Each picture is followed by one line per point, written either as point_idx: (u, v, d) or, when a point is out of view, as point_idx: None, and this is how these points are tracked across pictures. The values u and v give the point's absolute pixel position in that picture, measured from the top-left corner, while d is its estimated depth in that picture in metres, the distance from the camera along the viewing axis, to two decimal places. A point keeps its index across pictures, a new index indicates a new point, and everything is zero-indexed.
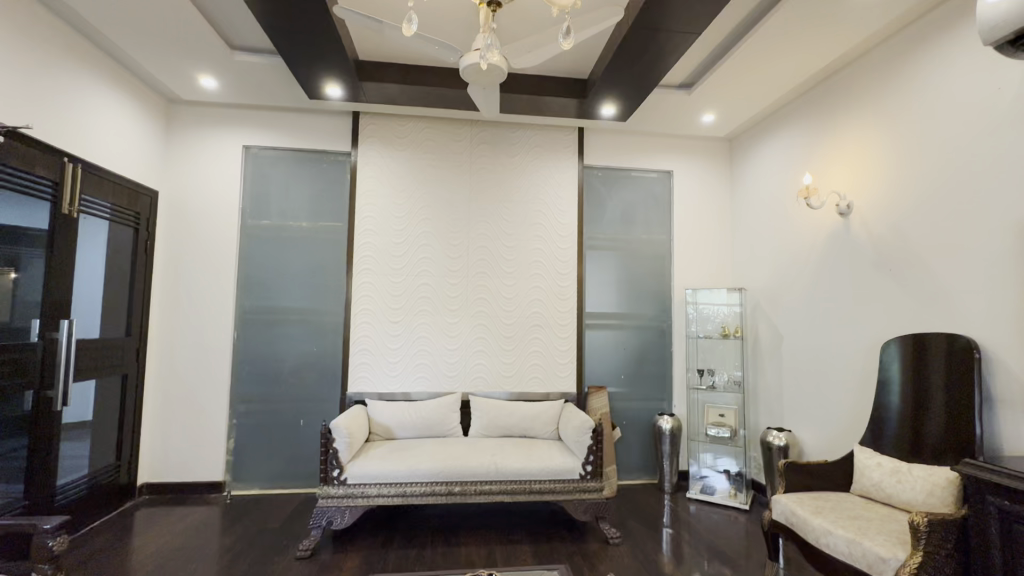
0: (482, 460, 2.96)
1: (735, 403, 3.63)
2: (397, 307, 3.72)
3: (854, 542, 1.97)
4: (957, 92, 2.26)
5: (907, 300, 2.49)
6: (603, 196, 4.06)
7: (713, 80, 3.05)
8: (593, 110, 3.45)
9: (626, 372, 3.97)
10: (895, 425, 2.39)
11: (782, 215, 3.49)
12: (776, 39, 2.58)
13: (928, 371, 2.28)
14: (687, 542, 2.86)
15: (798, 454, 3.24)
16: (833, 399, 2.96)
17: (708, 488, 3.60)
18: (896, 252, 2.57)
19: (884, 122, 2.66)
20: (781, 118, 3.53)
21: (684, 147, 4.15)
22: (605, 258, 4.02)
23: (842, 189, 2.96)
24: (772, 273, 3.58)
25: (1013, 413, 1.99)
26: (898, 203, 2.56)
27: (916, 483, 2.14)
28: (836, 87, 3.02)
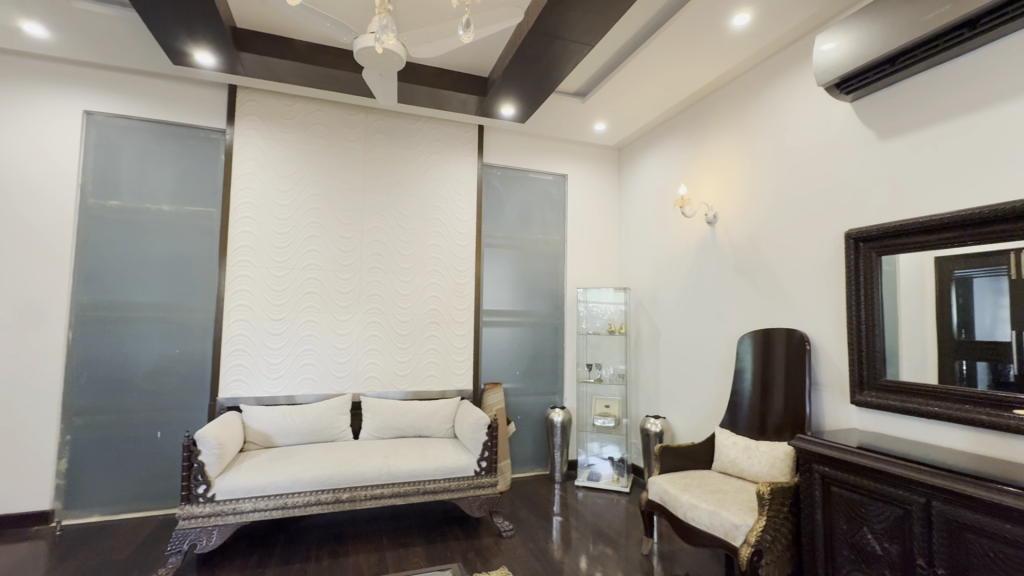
0: (373, 464, 2.83)
1: (619, 394, 3.92)
2: (280, 302, 3.41)
3: (714, 513, 2.23)
4: (798, 122, 2.67)
5: (758, 299, 2.88)
6: (501, 194, 4.12)
7: (604, 91, 3.25)
8: (493, 108, 3.48)
9: (521, 367, 4.07)
10: (747, 408, 2.75)
11: (661, 221, 3.82)
12: (658, 59, 2.82)
13: (772, 360, 2.66)
14: (575, 528, 3.02)
15: (671, 438, 3.58)
16: (700, 387, 3.33)
17: (594, 475, 3.85)
18: (751, 258, 2.95)
19: (744, 143, 3.05)
20: (661, 133, 3.86)
21: (577, 152, 4.37)
22: (503, 256, 4.08)
23: (710, 200, 3.33)
24: (653, 274, 3.91)
25: (833, 395, 2.40)
26: (753, 215, 2.95)
27: (762, 457, 2.48)
28: (706, 109, 3.39)
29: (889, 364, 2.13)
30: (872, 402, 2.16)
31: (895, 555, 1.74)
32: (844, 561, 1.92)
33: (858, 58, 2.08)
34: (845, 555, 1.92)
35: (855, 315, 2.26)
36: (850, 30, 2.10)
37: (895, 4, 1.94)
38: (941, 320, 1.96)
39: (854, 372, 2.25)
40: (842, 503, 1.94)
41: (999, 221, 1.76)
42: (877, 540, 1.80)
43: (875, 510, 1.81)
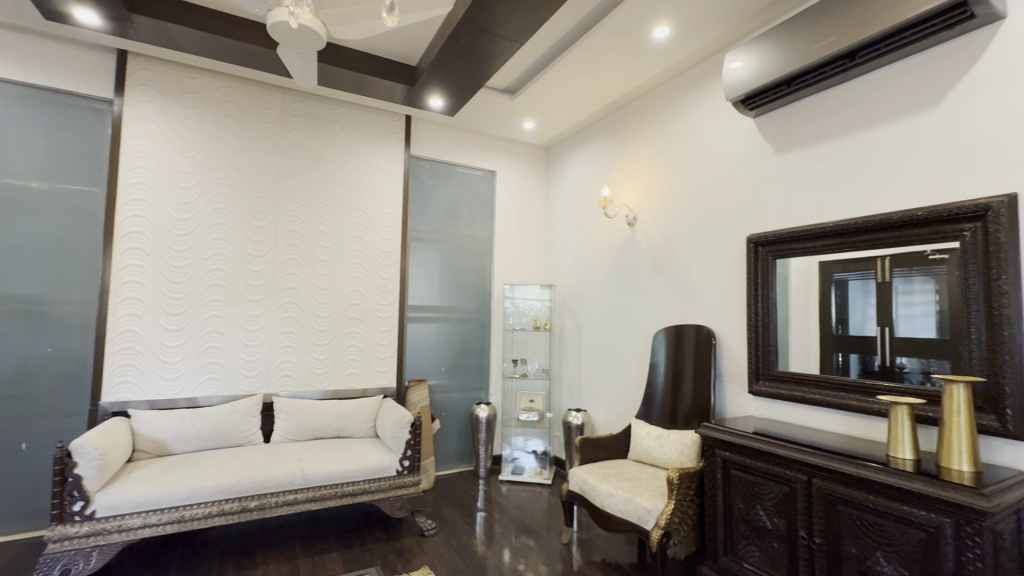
0: (286, 468, 2.66)
1: (543, 388, 4.00)
2: (179, 295, 3.09)
3: (629, 500, 2.35)
4: (709, 133, 2.87)
5: (671, 297, 3.07)
6: (428, 187, 4.03)
7: (533, 90, 3.28)
8: (421, 99, 3.39)
9: (447, 364, 4.02)
10: (660, 399, 2.92)
11: (585, 221, 3.95)
12: (585, 64, 2.90)
13: (683, 354, 2.85)
14: (498, 522, 3.04)
15: (591, 430, 3.72)
16: (618, 380, 3.48)
17: (518, 469, 3.91)
18: (666, 258, 3.14)
19: (662, 149, 3.22)
20: (587, 135, 3.98)
21: (506, 149, 4.38)
22: (430, 250, 4.00)
23: (631, 202, 3.49)
24: (577, 272, 4.03)
25: (734, 386, 2.62)
26: (669, 218, 3.13)
27: (673, 445, 2.66)
28: (628, 115, 3.54)
29: (781, 357, 2.36)
30: (766, 391, 2.39)
31: (782, 527, 1.95)
32: (741, 536, 2.11)
33: (761, 78, 2.28)
34: (741, 530, 2.11)
35: (753, 312, 2.47)
36: (754, 52, 2.31)
37: (793, 32, 2.15)
38: (822, 317, 2.20)
39: (752, 364, 2.47)
40: (739, 484, 2.12)
41: (871, 230, 2.01)
42: (768, 515, 2.00)
43: (766, 488, 2.01)
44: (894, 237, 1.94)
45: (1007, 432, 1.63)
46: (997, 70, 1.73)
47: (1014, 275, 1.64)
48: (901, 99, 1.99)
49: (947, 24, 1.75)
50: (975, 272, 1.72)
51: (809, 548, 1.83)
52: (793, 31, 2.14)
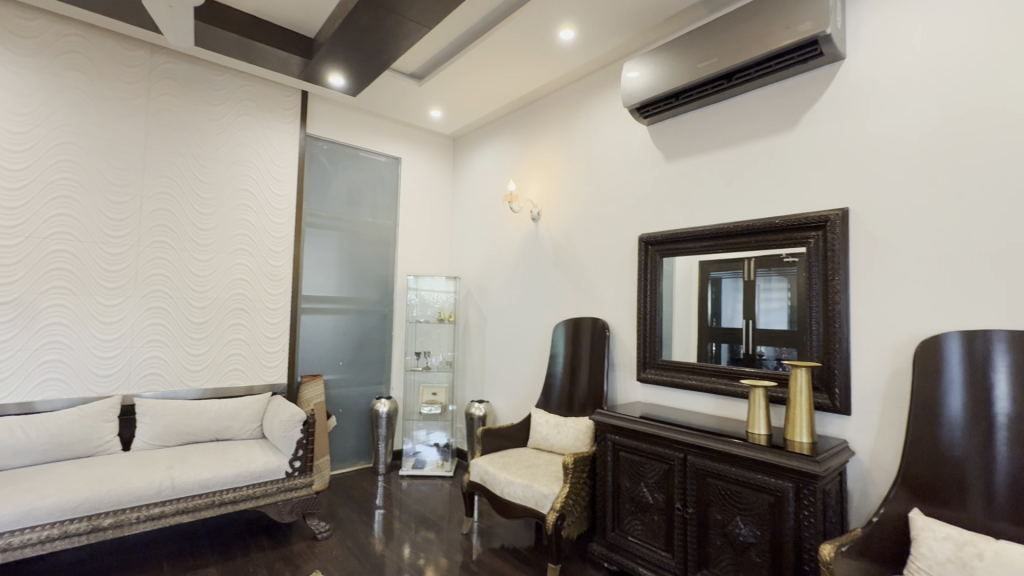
0: (151, 478, 2.35)
1: (446, 380, 3.98)
2: (5, 281, 2.57)
3: (527, 487, 2.43)
4: (607, 137, 3.03)
5: (571, 291, 3.21)
6: (326, 170, 3.78)
7: (441, 78, 3.21)
8: (319, 75, 3.16)
9: (345, 357, 3.83)
10: (558, 389, 3.05)
11: (492, 214, 3.98)
12: (493, 57, 2.91)
13: (580, 345, 3.00)
14: (397, 518, 2.97)
15: (493, 421, 3.78)
16: (520, 370, 3.57)
17: (419, 462, 3.85)
18: (566, 253, 3.27)
19: (565, 148, 3.34)
20: (495, 129, 4.00)
21: (412, 136, 4.25)
22: (327, 237, 3.76)
23: (535, 198, 3.58)
24: (482, 264, 4.06)
25: (624, 374, 2.82)
26: (570, 215, 3.26)
27: (569, 432, 2.80)
28: (534, 112, 3.62)
29: (665, 347, 2.59)
30: (652, 378, 2.60)
31: (661, 501, 2.14)
32: (626, 512, 2.28)
33: (654, 89, 2.46)
34: (626, 506, 2.29)
35: (643, 305, 2.67)
36: (649, 65, 2.48)
37: (681, 50, 2.34)
38: (700, 311, 2.44)
39: (640, 354, 2.68)
40: (627, 464, 2.29)
41: (741, 234, 2.28)
42: (650, 491, 2.19)
43: (650, 467, 2.19)
44: (758, 241, 2.22)
45: (835, 407, 1.95)
46: (836, 103, 2.05)
47: (844, 277, 1.97)
48: (766, 120, 2.27)
49: (803, 58, 2.03)
50: (816, 273, 2.03)
51: (683, 518, 2.04)
52: (683, 48, 2.34)
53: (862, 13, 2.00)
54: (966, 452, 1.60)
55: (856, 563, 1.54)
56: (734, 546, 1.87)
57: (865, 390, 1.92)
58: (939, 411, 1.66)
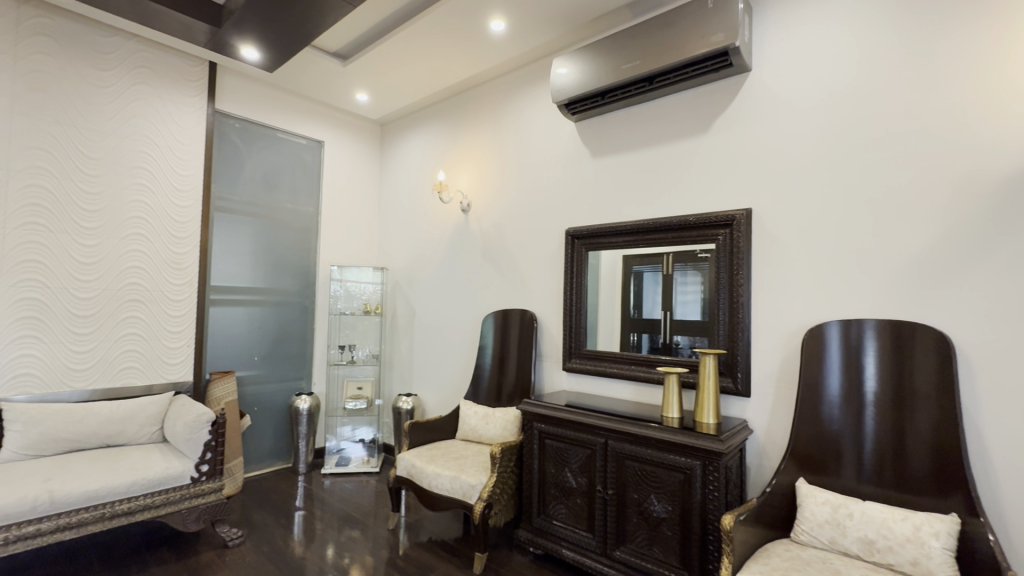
0: (25, 492, 2.06)
1: (372, 374, 3.86)
2: None
3: (455, 478, 2.42)
4: (537, 131, 3.07)
5: (500, 283, 3.23)
6: (238, 150, 3.49)
7: (367, 60, 3.08)
8: (229, 45, 2.89)
9: (260, 352, 3.58)
10: (487, 380, 3.07)
11: (421, 204, 3.89)
12: (423, 43, 2.83)
13: (508, 336, 3.03)
14: (319, 518, 2.85)
15: (421, 414, 3.72)
16: (449, 362, 3.55)
17: (344, 460, 3.71)
18: (495, 245, 3.28)
19: (495, 140, 3.34)
20: (424, 116, 3.91)
21: (335, 119, 4.04)
22: (240, 224, 3.49)
23: (465, 189, 3.55)
24: (410, 255, 3.96)
25: (551, 364, 2.90)
26: (499, 207, 3.27)
27: (497, 422, 2.83)
28: (464, 101, 3.58)
29: (589, 337, 2.69)
30: (577, 367, 2.70)
31: (584, 485, 2.23)
32: (551, 497, 2.35)
33: (581, 87, 2.52)
34: (551, 492, 2.36)
35: (569, 297, 2.75)
36: (577, 62, 2.54)
37: (607, 51, 2.43)
38: (621, 303, 2.56)
39: (566, 344, 2.76)
40: (552, 451, 2.36)
41: (659, 230, 2.41)
42: (573, 476, 2.27)
43: (573, 453, 2.27)
44: (674, 237, 2.36)
45: (737, 390, 2.14)
46: (742, 111, 2.22)
47: (747, 271, 2.15)
48: (682, 124, 2.41)
49: (716, 67, 2.18)
50: (724, 267, 2.20)
51: (604, 500, 2.15)
52: (609, 49, 2.42)
53: (765, 30, 2.18)
54: (842, 426, 1.82)
55: (753, 530, 1.71)
56: (649, 523, 2.00)
57: (762, 374, 2.12)
58: (821, 392, 1.88)
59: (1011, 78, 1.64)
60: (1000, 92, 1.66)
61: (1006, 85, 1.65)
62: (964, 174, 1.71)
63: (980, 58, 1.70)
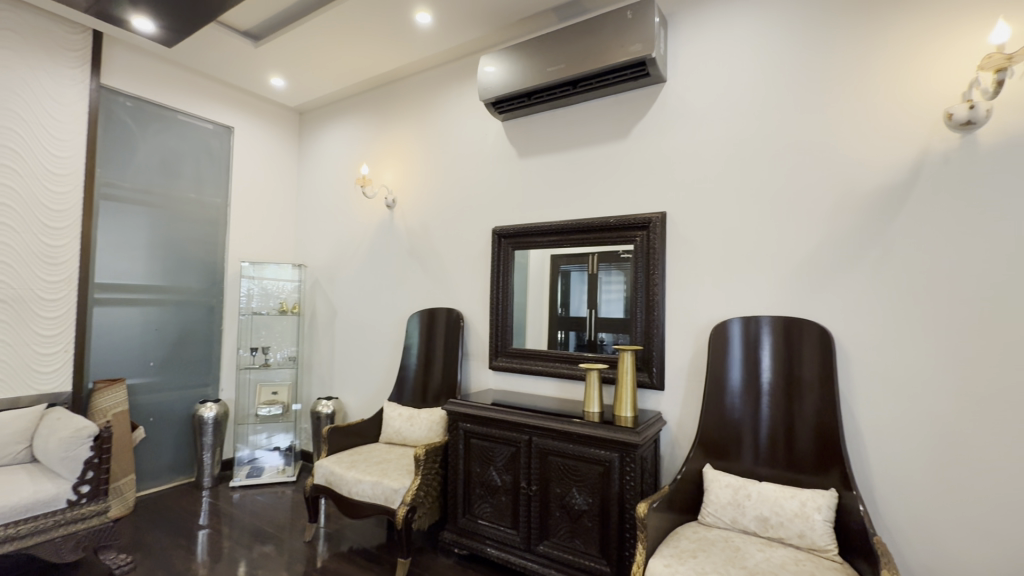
0: None
1: (289, 378, 3.63)
2: None
3: (377, 483, 2.34)
4: (464, 128, 3.04)
5: (426, 281, 3.16)
6: (130, 132, 3.12)
7: (281, 43, 2.88)
8: (117, 13, 2.57)
9: (157, 357, 3.24)
10: (412, 380, 3.00)
11: (343, 198, 3.72)
12: (344, 30, 2.70)
13: (434, 336, 2.98)
14: (227, 535, 2.63)
15: (343, 418, 3.56)
16: (373, 363, 3.42)
17: (256, 470, 3.46)
18: (421, 243, 3.21)
19: (421, 135, 3.27)
20: (346, 107, 3.74)
21: (247, 104, 3.75)
22: (132, 214, 3.13)
23: (390, 183, 3.44)
24: (331, 252, 3.77)
25: (477, 363, 2.89)
26: (425, 203, 3.20)
27: (422, 423, 2.77)
28: (390, 94, 3.46)
29: (515, 335, 2.71)
30: (503, 365, 2.71)
31: (509, 482, 2.25)
32: (476, 496, 2.34)
33: (508, 86, 2.53)
34: (476, 491, 2.35)
35: (496, 295, 2.76)
36: (504, 61, 2.55)
37: (533, 52, 2.45)
38: (546, 302, 2.61)
39: (492, 342, 2.76)
40: (477, 451, 2.35)
41: (582, 231, 2.49)
42: (498, 474, 2.28)
43: (498, 451, 2.28)
44: (596, 238, 2.44)
45: (652, 383, 2.26)
46: (658, 120, 2.34)
47: (662, 271, 2.28)
48: (603, 128, 2.50)
49: (634, 76, 2.28)
50: (641, 268, 2.32)
51: (528, 496, 2.18)
52: (535, 50, 2.45)
53: (679, 44, 2.31)
54: (742, 414, 1.98)
55: (666, 515, 1.80)
56: (570, 516, 2.06)
57: (674, 368, 2.25)
58: (724, 383, 2.03)
59: (879, 104, 1.87)
60: (870, 114, 1.88)
61: (875, 109, 1.88)
62: (842, 185, 1.92)
63: (855, 84, 1.92)
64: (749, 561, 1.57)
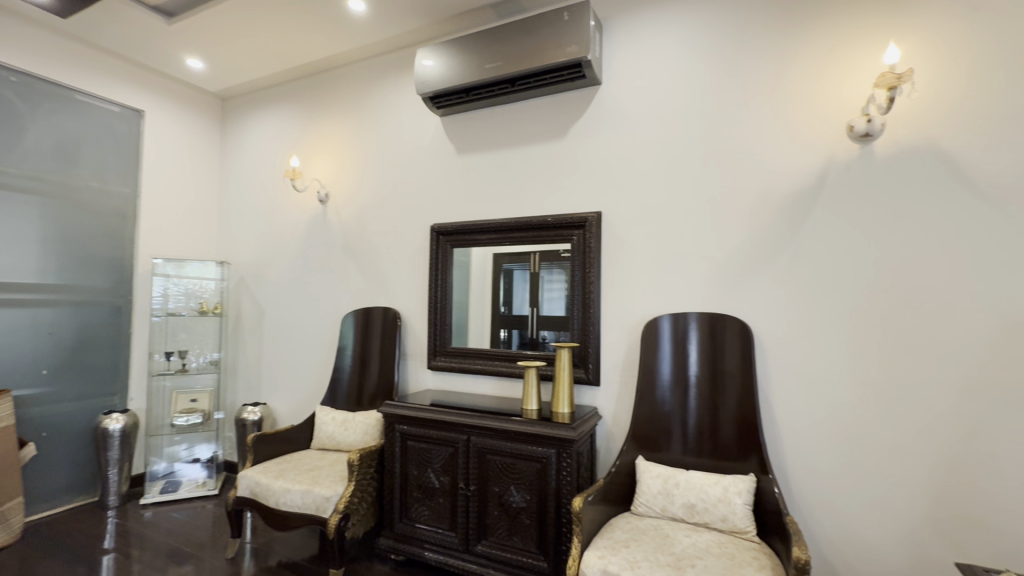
0: None
1: (211, 384, 3.36)
2: None
3: (307, 492, 2.22)
4: (401, 122, 2.96)
5: (361, 279, 3.05)
6: (17, 111, 2.76)
7: (199, 21, 2.66)
8: None
9: (52, 364, 2.90)
10: (346, 383, 2.88)
11: (271, 191, 3.50)
12: (270, 11, 2.53)
13: (370, 336, 2.88)
14: (136, 558, 2.40)
15: (272, 424, 3.35)
16: (305, 366, 3.25)
17: (172, 485, 3.19)
18: (356, 239, 3.09)
19: (356, 127, 3.14)
20: (274, 94, 3.52)
21: (160, 86, 3.44)
22: (20, 203, 2.77)
23: (322, 177, 3.28)
24: (257, 248, 3.55)
25: (415, 363, 2.82)
26: (360, 199, 3.09)
27: (357, 427, 2.66)
28: (322, 83, 3.30)
29: (454, 334, 2.67)
30: (442, 364, 2.67)
31: (446, 483, 2.21)
32: (413, 500, 2.29)
33: (446, 81, 2.49)
34: (413, 495, 2.29)
35: (434, 294, 2.71)
36: (442, 55, 2.50)
37: (471, 48, 2.43)
38: (486, 300, 2.59)
39: (431, 342, 2.71)
40: (414, 453, 2.29)
41: (521, 229, 2.49)
42: (436, 476, 2.23)
43: (436, 452, 2.24)
44: (534, 236, 2.46)
45: (588, 379, 2.30)
46: (595, 121, 2.40)
47: (597, 269, 2.33)
48: (541, 128, 2.52)
49: (571, 77, 2.32)
50: (578, 266, 2.36)
51: (466, 496, 2.15)
52: (473, 46, 2.42)
53: (614, 48, 2.37)
54: (672, 407, 2.06)
55: (600, 508, 1.84)
56: (508, 514, 2.05)
57: (609, 364, 2.31)
58: (655, 377, 2.11)
59: (792, 114, 2.01)
60: (784, 124, 2.02)
61: (788, 119, 2.02)
62: (761, 190, 2.05)
63: (772, 95, 2.05)
64: (677, 546, 1.64)
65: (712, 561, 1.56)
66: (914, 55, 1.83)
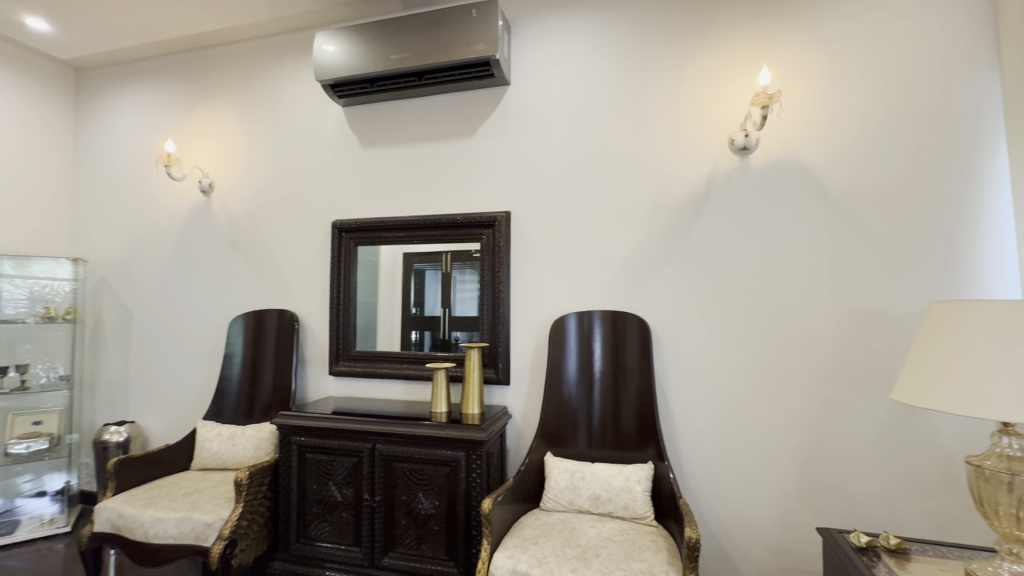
0: None
1: (61, 403, 2.86)
2: None
3: (184, 520, 1.96)
4: (297, 110, 2.74)
5: (252, 279, 2.77)
6: None
7: None
8: None
9: None
10: (234, 394, 2.61)
11: (140, 179, 3.06)
12: None
13: (263, 341, 2.63)
14: None
15: (142, 445, 2.94)
16: (184, 377, 2.89)
17: (8, 526, 2.65)
18: (246, 235, 2.80)
19: (245, 112, 2.85)
20: (145, 69, 3.09)
21: None
22: None
23: (204, 165, 2.94)
24: (123, 244, 3.09)
25: (315, 369, 2.63)
26: (250, 191, 2.81)
27: (247, 442, 2.41)
28: (204, 60, 2.95)
29: (359, 337, 2.53)
30: (345, 369, 2.51)
31: (350, 496, 2.08)
32: (312, 516, 2.12)
33: (348, 69, 2.35)
34: (312, 511, 2.12)
35: (336, 294, 2.54)
36: (343, 41, 2.36)
37: (375, 37, 2.32)
38: (393, 301, 2.49)
39: (333, 346, 2.54)
40: (314, 466, 2.13)
41: (430, 227, 2.42)
42: (338, 489, 2.09)
43: (338, 464, 2.09)
44: (443, 234, 2.41)
45: (498, 378, 2.30)
46: (503, 121, 2.40)
47: (507, 269, 2.34)
48: (450, 124, 2.47)
49: (479, 75, 2.30)
50: (487, 266, 2.35)
51: (371, 507, 2.04)
52: (377, 35, 2.31)
53: (522, 49, 2.40)
54: (578, 402, 2.13)
55: (510, 507, 1.84)
56: (416, 521, 1.98)
57: (518, 363, 2.32)
58: (563, 374, 2.16)
59: (683, 125, 2.17)
60: (677, 134, 2.18)
61: (680, 129, 2.17)
62: (657, 195, 2.19)
63: (666, 106, 2.20)
64: (583, 538, 1.69)
65: (615, 548, 1.62)
66: (781, 78, 2.07)
